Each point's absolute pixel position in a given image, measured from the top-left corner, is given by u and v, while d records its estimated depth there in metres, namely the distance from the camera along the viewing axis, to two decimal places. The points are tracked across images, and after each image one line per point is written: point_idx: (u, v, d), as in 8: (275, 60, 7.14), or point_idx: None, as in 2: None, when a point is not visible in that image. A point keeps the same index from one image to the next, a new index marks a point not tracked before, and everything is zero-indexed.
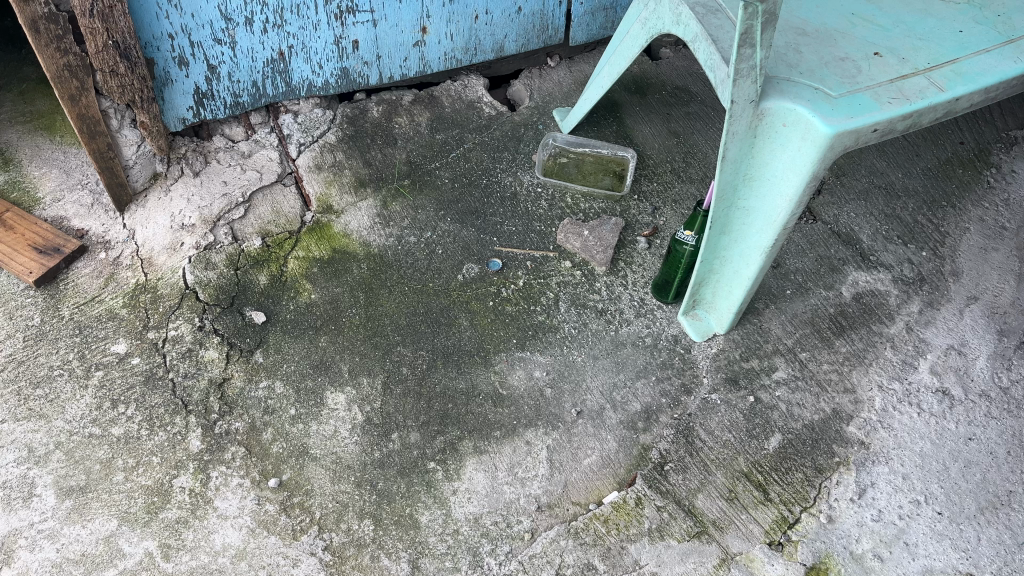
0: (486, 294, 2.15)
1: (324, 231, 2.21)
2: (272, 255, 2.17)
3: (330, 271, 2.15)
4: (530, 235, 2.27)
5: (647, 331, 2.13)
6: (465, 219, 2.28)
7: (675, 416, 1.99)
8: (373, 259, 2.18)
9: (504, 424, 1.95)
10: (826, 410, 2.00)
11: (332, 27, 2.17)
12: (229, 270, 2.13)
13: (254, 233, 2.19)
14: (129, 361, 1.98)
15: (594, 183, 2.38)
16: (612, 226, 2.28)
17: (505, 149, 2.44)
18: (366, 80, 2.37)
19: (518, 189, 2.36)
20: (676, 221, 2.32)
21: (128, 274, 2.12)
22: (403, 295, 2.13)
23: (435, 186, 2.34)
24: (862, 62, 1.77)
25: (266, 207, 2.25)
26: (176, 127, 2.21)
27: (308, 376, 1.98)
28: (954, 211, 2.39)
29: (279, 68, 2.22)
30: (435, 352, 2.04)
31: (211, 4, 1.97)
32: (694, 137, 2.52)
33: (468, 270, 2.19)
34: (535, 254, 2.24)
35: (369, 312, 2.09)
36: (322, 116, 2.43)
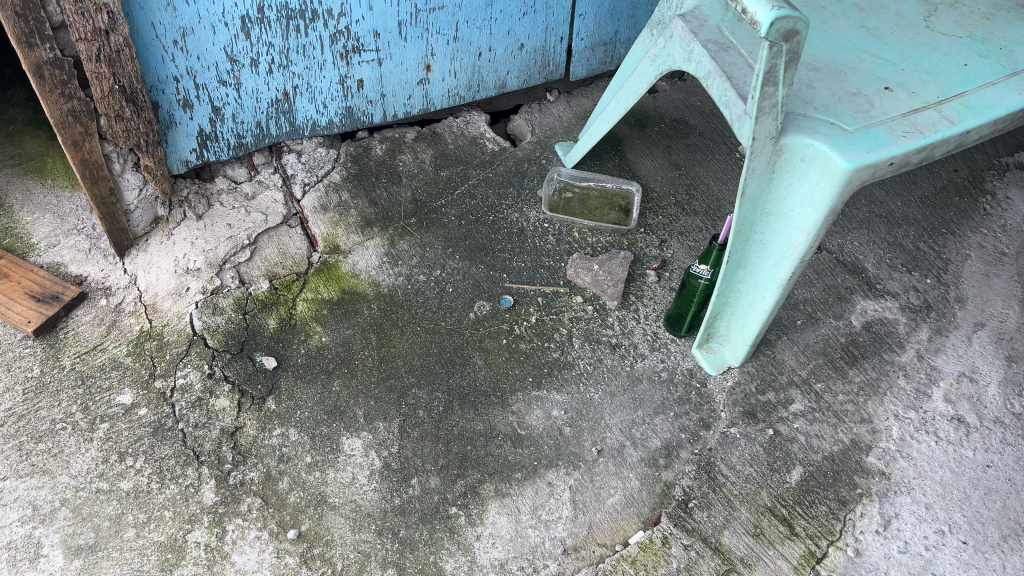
0: (500, 332, 2.12)
1: (332, 271, 2.17)
2: (281, 298, 2.12)
3: (339, 313, 2.10)
4: (540, 271, 2.25)
5: (662, 366, 2.12)
6: (474, 256, 2.26)
7: (696, 451, 1.98)
8: (383, 299, 2.14)
9: (524, 465, 1.92)
10: (845, 441, 2.00)
11: (338, 67, 2.15)
12: (237, 314, 2.07)
13: (262, 276, 2.14)
14: (136, 412, 1.92)
15: (600, 217, 2.37)
16: (621, 260, 2.27)
17: (509, 184, 2.42)
18: (370, 119, 2.35)
19: (525, 225, 2.34)
20: (684, 254, 2.32)
21: (131, 321, 2.06)
22: (414, 337, 2.09)
23: (442, 223, 2.31)
24: (874, 96, 1.80)
25: (272, 249, 2.20)
26: (178, 170, 2.17)
27: (323, 422, 1.94)
28: (954, 237, 2.42)
29: (283, 108, 2.19)
30: (451, 394, 2.01)
31: (217, 45, 1.95)
32: (695, 169, 2.54)
33: (480, 307, 2.16)
34: (546, 289, 2.22)
35: (382, 353, 2.05)
36: (326, 155, 2.39)
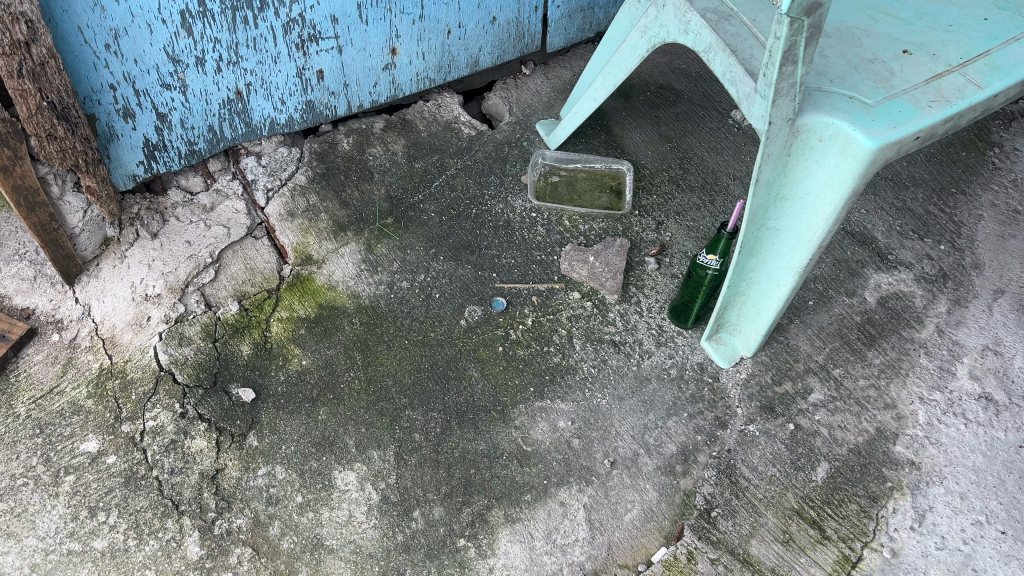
0: (495, 340, 1.96)
1: (306, 285, 1.98)
2: (253, 319, 1.92)
3: (319, 332, 1.92)
4: (532, 267, 2.08)
5: (670, 363, 1.98)
6: (459, 255, 2.08)
7: (714, 454, 1.86)
8: (365, 311, 1.96)
9: (534, 486, 1.79)
10: (870, 430, 1.89)
11: (294, 59, 1.93)
12: (207, 343, 1.87)
13: (229, 297, 1.93)
14: (104, 461, 1.74)
15: (591, 202, 2.19)
16: (618, 248, 2.11)
17: (490, 172, 2.22)
18: (334, 112, 2.12)
19: (511, 216, 2.15)
20: (682, 236, 2.17)
21: (89, 357, 1.86)
22: (403, 352, 1.92)
23: (422, 221, 2.12)
24: (892, 62, 1.64)
25: (238, 265, 1.98)
26: (126, 186, 1.94)
27: (311, 456, 1.78)
28: (964, 197, 2.28)
29: (237, 109, 1.96)
30: (448, 412, 1.85)
31: (156, 46, 1.73)
32: (687, 140, 2.37)
33: (471, 313, 1.99)
34: (540, 287, 2.05)
35: (369, 373, 1.88)
36: (288, 155, 2.15)
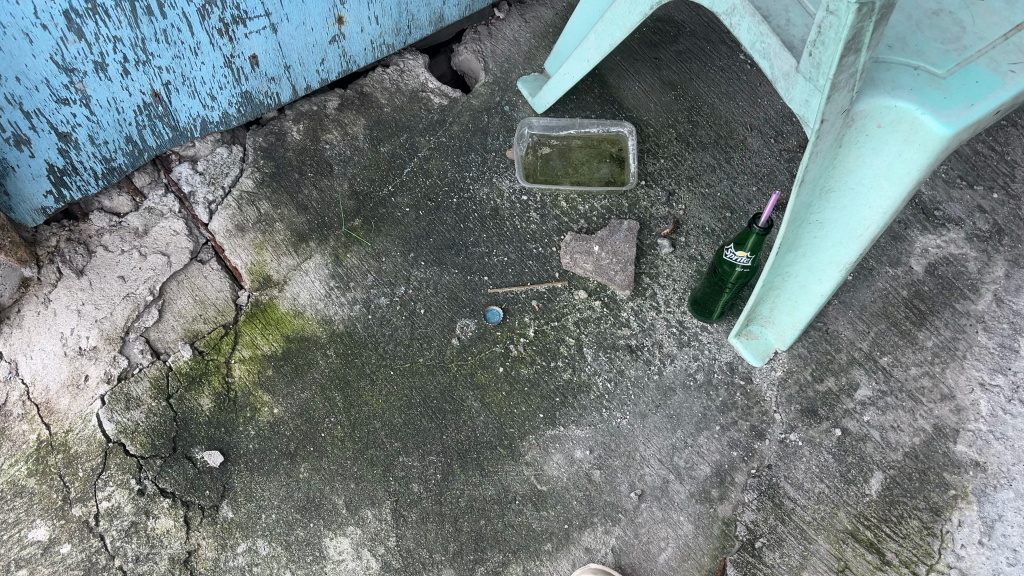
0: (494, 359, 1.70)
1: (268, 315, 1.69)
2: (210, 363, 1.64)
3: (289, 371, 1.65)
4: (529, 264, 1.79)
5: (696, 366, 1.73)
6: (442, 258, 1.78)
7: (754, 472, 1.64)
8: (340, 340, 1.69)
9: (554, 532, 1.57)
10: (926, 429, 1.66)
11: (218, 48, 1.56)
12: (160, 401, 1.60)
13: (179, 340, 1.65)
14: (58, 551, 1.50)
15: (588, 174, 1.90)
16: (626, 233, 1.81)
17: (469, 149, 1.90)
18: (277, 99, 1.77)
19: (499, 202, 1.84)
20: (698, 207, 1.87)
21: (23, 427, 1.58)
22: (390, 387, 1.66)
23: (396, 219, 1.81)
24: (960, 11, 1.30)
25: (186, 300, 1.68)
26: (36, 221, 1.62)
27: (296, 523, 1.55)
28: (1016, 130, 1.98)
29: (157, 113, 1.61)
30: (449, 454, 1.62)
31: (39, 58, 1.36)
32: (693, 86, 2.03)
33: (463, 329, 1.72)
34: (540, 288, 1.77)
35: (353, 417, 1.63)
36: (229, 155, 1.81)
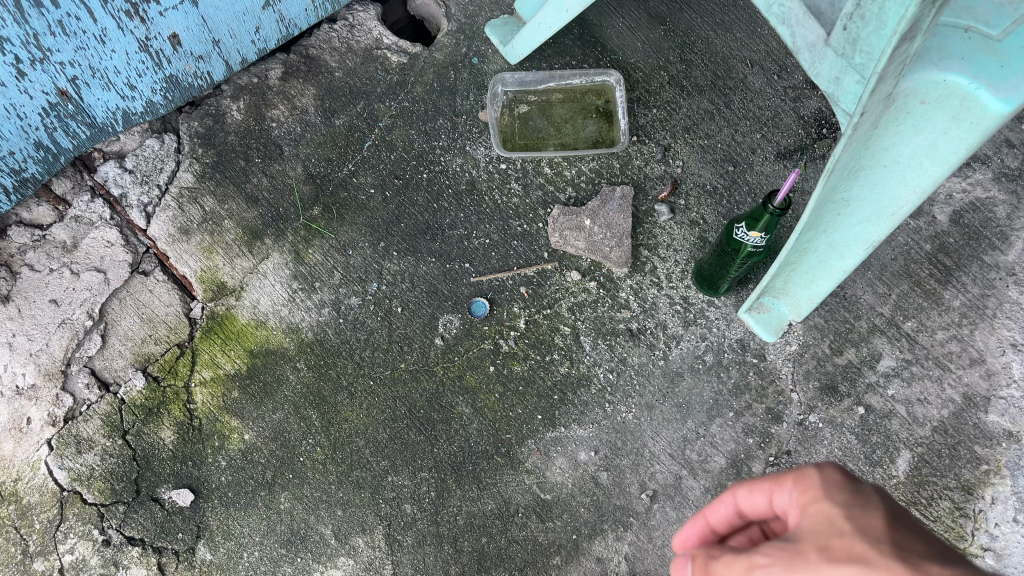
0: (483, 358, 1.53)
1: (227, 328, 1.51)
2: (168, 391, 1.48)
3: (257, 391, 1.49)
4: (513, 244, 1.61)
5: (704, 347, 1.56)
6: (416, 246, 1.59)
7: (772, 460, 1.52)
8: (310, 349, 1.51)
9: (561, 544, 1.46)
10: (955, 400, 1.52)
11: (129, 32, 1.32)
12: (116, 441, 1.45)
13: (130, 367, 1.48)
14: None
15: (574, 133, 1.70)
16: (621, 201, 1.62)
17: (436, 113, 1.67)
18: (209, 80, 1.54)
19: (474, 174, 1.64)
20: (698, 163, 1.67)
21: None
22: (370, 399, 1.50)
23: (360, 203, 1.61)
24: None
25: (132, 320, 1.49)
26: None
27: (281, 559, 1.44)
28: None
29: (68, 112, 1.38)
30: (442, 468, 1.48)
31: None
32: (685, 15, 1.76)
33: (447, 327, 1.55)
34: (528, 272, 1.59)
35: (333, 436, 1.48)
36: (161, 146, 1.57)
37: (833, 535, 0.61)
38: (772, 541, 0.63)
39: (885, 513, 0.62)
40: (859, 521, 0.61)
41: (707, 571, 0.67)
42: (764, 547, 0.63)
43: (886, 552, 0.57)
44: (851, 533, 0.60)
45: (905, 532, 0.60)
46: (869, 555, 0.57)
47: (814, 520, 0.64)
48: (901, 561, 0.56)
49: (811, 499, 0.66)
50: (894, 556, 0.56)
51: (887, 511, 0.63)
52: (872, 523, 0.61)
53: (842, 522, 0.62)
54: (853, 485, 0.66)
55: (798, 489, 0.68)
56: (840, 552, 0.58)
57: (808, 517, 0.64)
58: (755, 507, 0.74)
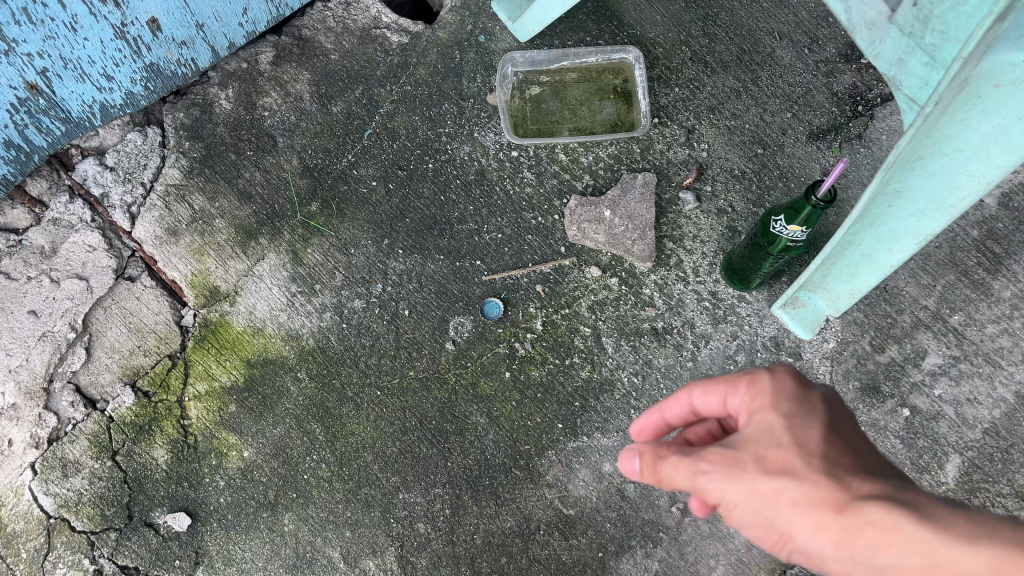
0: (497, 364, 1.42)
1: (222, 337, 1.41)
2: (160, 406, 1.38)
3: (256, 405, 1.39)
4: (527, 239, 1.49)
5: (735, 347, 1.45)
6: (423, 243, 1.48)
7: None
8: (312, 358, 1.41)
9: (587, 562, 1.36)
10: (1008, 400, 1.41)
11: (102, 18, 1.20)
12: (105, 462, 1.35)
13: (118, 382, 1.37)
14: None
15: (591, 117, 1.57)
16: (642, 190, 1.51)
17: (441, 97, 1.54)
18: (194, 67, 1.41)
19: (483, 163, 1.51)
20: (725, 146, 1.55)
21: None
22: (378, 410, 1.39)
23: (362, 198, 1.49)
24: None
25: (118, 331, 1.39)
26: None
27: None
28: None
29: (39, 107, 1.26)
30: (457, 484, 1.38)
31: None
32: None
33: (458, 331, 1.44)
34: (545, 269, 1.48)
35: (339, 452, 1.38)
36: (144, 141, 1.46)
37: (771, 447, 0.74)
38: (721, 447, 0.76)
39: (818, 411, 0.77)
40: (798, 430, 0.75)
41: (655, 470, 0.79)
42: (716, 450, 0.76)
43: (813, 462, 0.72)
44: (788, 441, 0.74)
45: (833, 432, 0.75)
46: (799, 470, 0.72)
47: (757, 428, 0.77)
48: (829, 473, 0.71)
49: (760, 401, 0.79)
50: (823, 470, 0.71)
51: (824, 419, 0.76)
52: (809, 437, 0.74)
53: (782, 434, 0.75)
54: (800, 395, 0.78)
55: (749, 394, 0.80)
56: (778, 466, 0.73)
57: (755, 422, 0.78)
58: (709, 405, 0.86)
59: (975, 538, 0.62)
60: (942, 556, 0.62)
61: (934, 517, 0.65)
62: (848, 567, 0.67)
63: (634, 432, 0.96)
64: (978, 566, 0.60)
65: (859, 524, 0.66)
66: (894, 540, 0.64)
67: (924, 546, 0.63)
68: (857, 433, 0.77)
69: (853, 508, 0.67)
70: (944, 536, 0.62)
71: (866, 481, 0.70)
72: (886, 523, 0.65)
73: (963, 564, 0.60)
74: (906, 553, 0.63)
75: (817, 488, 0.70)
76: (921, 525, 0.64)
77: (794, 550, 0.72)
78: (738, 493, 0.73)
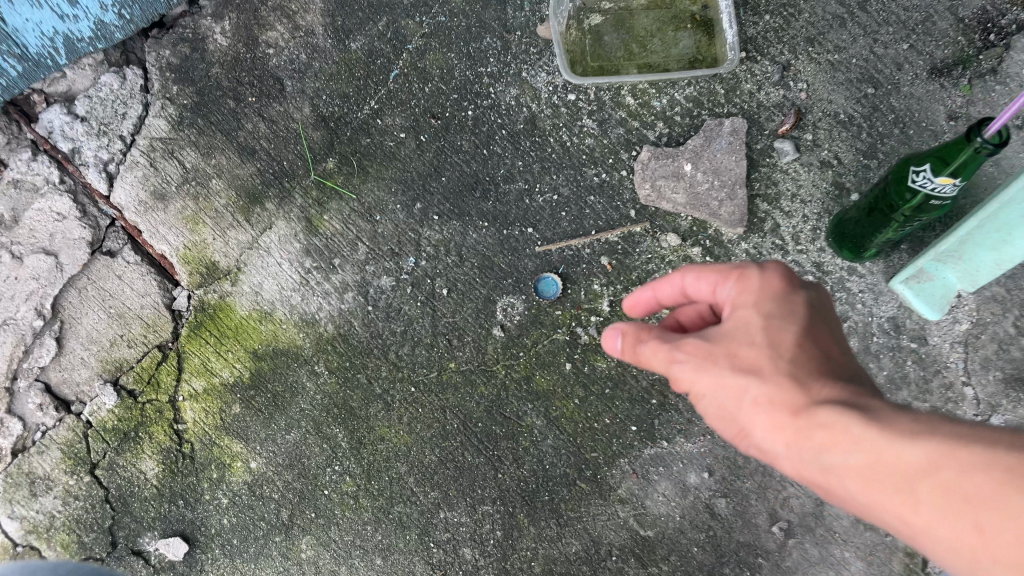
0: (556, 353, 1.17)
1: (222, 324, 1.18)
2: (150, 409, 1.18)
3: (264, 406, 1.17)
4: (589, 200, 1.22)
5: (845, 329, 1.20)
6: (463, 207, 1.22)
7: None
8: (330, 348, 1.17)
9: None
10: None
11: None
12: (83, 477, 1.17)
13: (99, 381, 1.17)
14: None
15: (667, 53, 1.25)
16: (730, 140, 1.22)
17: (481, 25, 1.24)
18: None
19: (534, 110, 1.23)
20: (830, 83, 1.24)
21: None
22: (412, 410, 1.16)
23: (388, 153, 1.22)
24: None
25: (95, 319, 1.17)
26: None
27: None
28: None
29: None
30: (509, 498, 1.14)
31: None
32: None
33: (507, 314, 1.18)
34: (612, 238, 1.21)
35: (367, 462, 1.16)
36: (122, 85, 1.19)
37: (743, 343, 0.72)
38: (697, 338, 0.75)
39: (801, 311, 0.73)
40: (774, 330, 0.72)
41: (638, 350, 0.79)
42: (692, 342, 0.75)
43: (781, 361, 0.69)
44: (761, 340, 0.71)
45: (811, 332, 0.72)
46: (766, 369, 0.70)
47: (735, 324, 0.74)
48: (794, 374, 0.69)
49: (742, 297, 0.75)
50: (788, 370, 0.69)
51: (806, 325, 0.72)
52: (784, 338, 0.71)
53: (757, 330, 0.72)
54: (787, 299, 0.74)
55: (738, 289, 0.76)
56: (747, 363, 0.71)
57: (734, 316, 0.75)
58: (701, 295, 0.81)
59: (922, 433, 0.58)
60: (886, 455, 0.58)
61: (889, 417, 0.61)
62: (799, 466, 0.65)
63: (632, 315, 0.90)
64: (918, 463, 0.56)
65: (814, 426, 0.64)
66: (841, 439, 0.61)
67: (868, 443, 0.60)
68: (839, 337, 0.73)
69: (808, 409, 0.66)
70: (889, 434, 0.59)
71: (833, 384, 0.67)
72: (838, 422, 0.62)
73: (903, 459, 0.57)
74: (848, 449, 0.61)
75: (780, 389, 0.68)
76: (869, 425, 0.61)
77: (753, 447, 0.71)
78: (707, 384, 0.72)
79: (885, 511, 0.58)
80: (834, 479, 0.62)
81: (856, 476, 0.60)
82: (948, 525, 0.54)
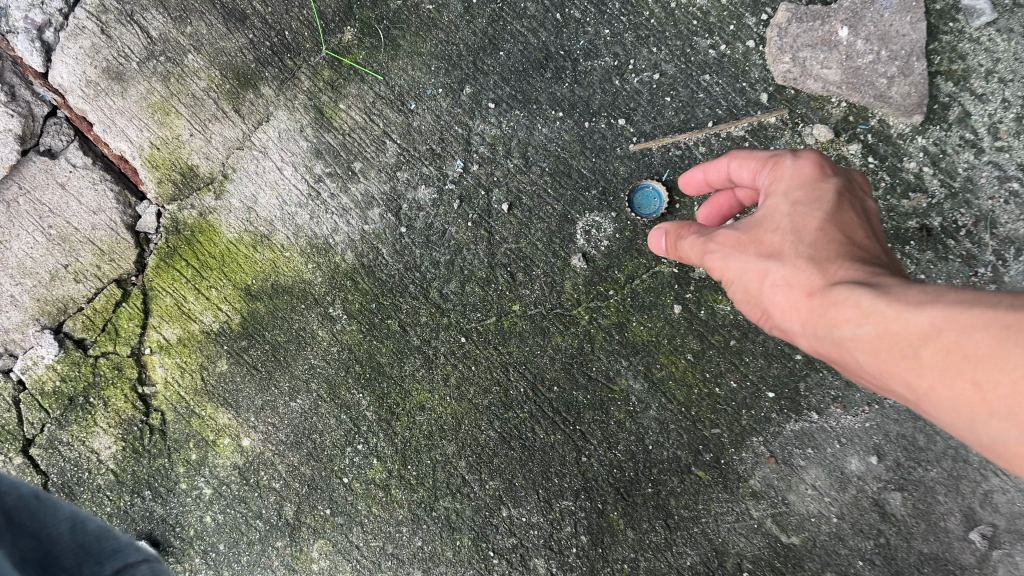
0: (659, 293, 0.83)
1: (203, 252, 0.88)
2: (106, 368, 0.89)
3: (263, 362, 0.87)
4: (704, 80, 0.86)
5: None
6: (527, 90, 0.87)
7: None
8: (351, 285, 0.87)
9: None
10: None
11: None
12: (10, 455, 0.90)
13: (37, 327, 0.89)
14: None
15: None
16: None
17: None
18: None
19: None
20: None
21: None
22: (462, 369, 0.85)
23: (427, 20, 0.88)
24: None
25: (28, 245, 0.89)
26: None
27: None
28: None
29: None
30: (598, 490, 0.83)
31: None
32: None
33: (591, 238, 0.85)
34: (738, 132, 0.85)
35: (404, 439, 0.85)
36: None
37: (766, 230, 0.59)
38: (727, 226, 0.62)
39: (836, 198, 0.59)
40: (799, 215, 0.59)
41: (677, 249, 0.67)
42: (724, 231, 0.62)
43: (803, 244, 0.57)
44: (785, 225, 0.58)
45: (843, 218, 0.58)
46: (786, 252, 0.57)
47: (763, 212, 0.61)
48: (820, 256, 0.56)
49: (775, 185, 0.62)
50: (813, 250, 0.56)
51: (840, 209, 0.59)
52: (811, 221, 0.58)
53: (784, 217, 0.59)
54: (823, 184, 0.60)
55: (772, 178, 0.63)
56: (769, 249, 0.58)
57: (766, 204, 0.62)
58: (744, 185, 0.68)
59: (933, 296, 0.47)
60: (896, 327, 0.48)
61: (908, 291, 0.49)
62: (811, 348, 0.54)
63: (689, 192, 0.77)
64: (925, 329, 0.46)
65: (827, 305, 0.52)
66: (853, 315, 0.50)
67: (876, 311, 0.49)
68: (874, 225, 0.60)
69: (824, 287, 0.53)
70: (901, 305, 0.48)
71: (858, 264, 0.54)
72: (847, 296, 0.51)
73: (912, 329, 0.47)
74: (857, 321, 0.50)
75: (800, 271, 0.55)
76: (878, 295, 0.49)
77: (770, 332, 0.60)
78: (735, 273, 0.60)
79: (896, 385, 0.48)
80: (845, 355, 0.52)
81: (867, 349, 0.50)
82: (952, 387, 0.45)
